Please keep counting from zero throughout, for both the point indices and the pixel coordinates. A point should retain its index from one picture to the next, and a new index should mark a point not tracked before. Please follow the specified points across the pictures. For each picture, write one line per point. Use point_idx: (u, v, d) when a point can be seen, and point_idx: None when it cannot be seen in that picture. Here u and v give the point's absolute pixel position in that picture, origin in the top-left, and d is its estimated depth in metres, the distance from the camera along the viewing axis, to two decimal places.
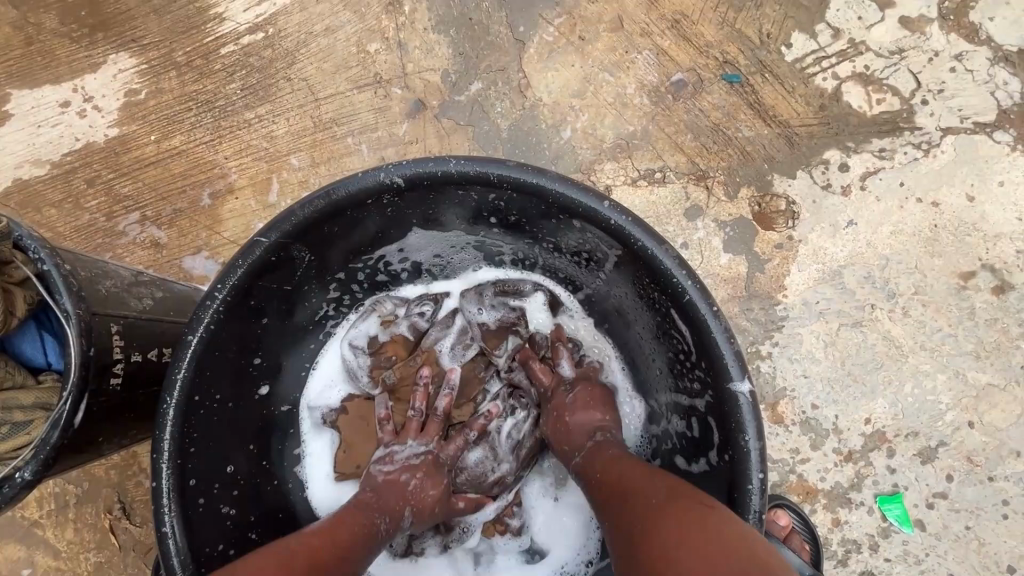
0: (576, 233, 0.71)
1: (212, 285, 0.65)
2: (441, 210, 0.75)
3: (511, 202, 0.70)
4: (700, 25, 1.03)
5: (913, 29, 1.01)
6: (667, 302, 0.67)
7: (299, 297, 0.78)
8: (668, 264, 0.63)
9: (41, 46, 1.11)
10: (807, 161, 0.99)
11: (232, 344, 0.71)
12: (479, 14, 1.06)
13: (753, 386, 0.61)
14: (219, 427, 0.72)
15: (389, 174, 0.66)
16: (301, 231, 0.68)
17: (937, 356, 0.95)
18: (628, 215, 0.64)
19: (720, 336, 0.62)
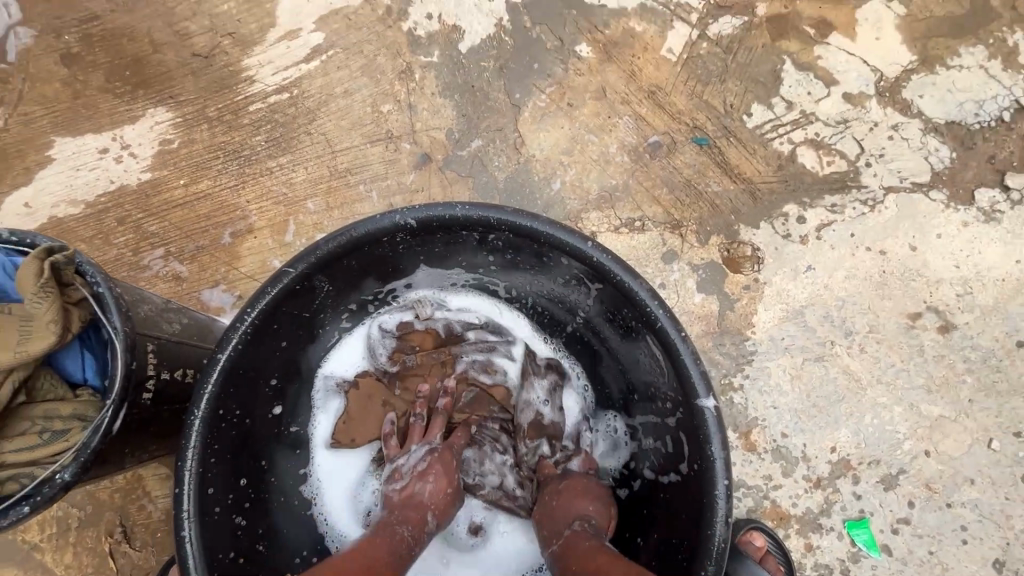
0: (564, 269, 0.81)
1: (242, 308, 0.74)
2: (446, 248, 0.85)
3: (508, 241, 0.81)
4: (673, 96, 1.19)
5: (854, 103, 1.17)
6: (643, 329, 0.76)
7: (314, 324, 0.87)
8: (643, 295, 0.73)
9: (87, 100, 1.24)
10: (769, 214, 1.12)
11: (253, 364, 0.78)
12: (481, 82, 1.21)
13: (717, 402, 0.70)
14: (236, 441, 0.79)
15: (402, 217, 0.76)
16: (324, 263, 0.77)
17: (892, 389, 1.04)
18: (608, 254, 0.74)
19: (688, 358, 0.71)
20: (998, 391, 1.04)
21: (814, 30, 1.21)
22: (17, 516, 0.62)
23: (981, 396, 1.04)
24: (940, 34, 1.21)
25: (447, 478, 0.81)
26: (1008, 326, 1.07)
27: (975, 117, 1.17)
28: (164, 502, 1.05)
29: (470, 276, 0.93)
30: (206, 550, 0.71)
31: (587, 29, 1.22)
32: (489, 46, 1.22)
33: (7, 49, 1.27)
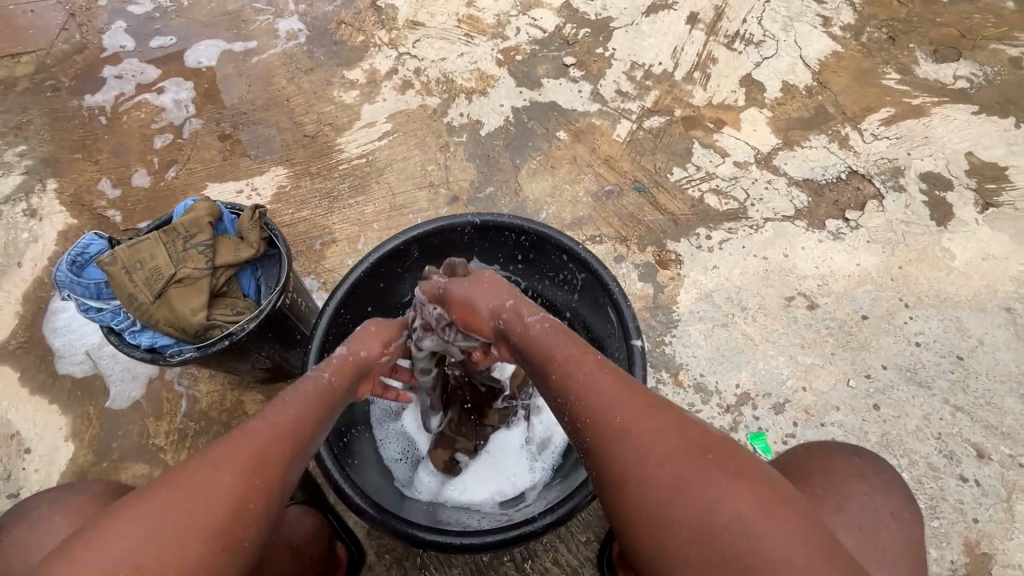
0: (563, 265, 1.29)
1: (370, 252, 1.23)
2: (491, 245, 1.35)
3: (532, 243, 1.30)
4: (620, 162, 1.80)
5: (742, 167, 1.77)
6: (608, 301, 1.21)
7: (400, 281, 1.34)
8: (608, 278, 1.19)
9: (231, 161, 1.87)
10: (686, 233, 1.66)
11: (363, 290, 1.26)
12: (494, 153, 1.83)
13: (643, 342, 1.12)
14: (342, 334, 1.23)
15: (472, 217, 1.26)
16: (421, 236, 1.27)
17: (776, 345, 1.49)
18: (590, 253, 1.22)
19: (630, 317, 1.15)
20: (851, 347, 1.48)
21: (713, 124, 1.85)
22: (220, 347, 1.08)
23: (840, 350, 1.48)
24: (796, 127, 1.84)
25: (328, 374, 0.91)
26: (854, 305, 1.54)
27: (823, 176, 1.75)
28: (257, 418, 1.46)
29: (502, 274, 1.41)
30: None
31: (564, 123, 1.87)
32: (500, 131, 1.87)
33: (184, 130, 1.93)
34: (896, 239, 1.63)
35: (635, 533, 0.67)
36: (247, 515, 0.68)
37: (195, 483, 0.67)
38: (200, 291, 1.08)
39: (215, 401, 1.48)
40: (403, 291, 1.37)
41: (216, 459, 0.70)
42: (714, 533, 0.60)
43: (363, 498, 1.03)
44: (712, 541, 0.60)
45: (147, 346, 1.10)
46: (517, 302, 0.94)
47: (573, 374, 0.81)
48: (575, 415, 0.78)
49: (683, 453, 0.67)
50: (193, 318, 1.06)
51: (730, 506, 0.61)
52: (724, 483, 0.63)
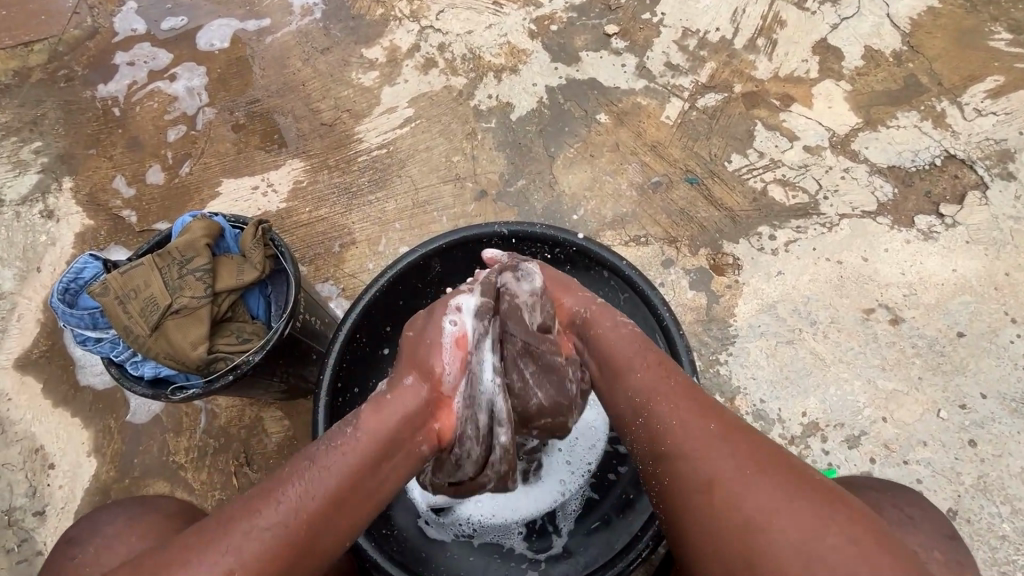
0: (604, 281, 1.13)
1: (384, 270, 1.09)
2: (521, 257, 1.19)
3: (568, 255, 1.14)
4: (670, 149, 1.58)
5: (813, 153, 1.52)
6: (655, 326, 1.05)
7: (422, 298, 1.21)
8: (657, 301, 1.02)
9: (247, 154, 1.75)
10: (746, 233, 1.45)
11: (379, 311, 1.13)
12: (527, 141, 1.64)
13: (697, 378, 0.97)
14: (359, 359, 1.12)
15: (499, 227, 1.12)
16: (442, 250, 1.13)
17: (852, 367, 1.29)
18: (636, 270, 1.05)
19: (681, 346, 0.99)
20: (944, 371, 1.27)
21: (779, 101, 1.59)
22: (224, 381, 0.99)
23: (929, 374, 1.27)
24: (881, 103, 1.56)
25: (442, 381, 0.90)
26: (948, 320, 1.32)
27: (913, 162, 1.49)
28: (277, 437, 1.40)
29: None
30: (329, 421, 1.03)
31: (605, 104, 1.66)
32: (533, 115, 1.67)
33: (198, 120, 1.81)
34: (1002, 240, 1.39)
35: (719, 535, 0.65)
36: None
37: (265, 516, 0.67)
38: (200, 321, 0.99)
39: (234, 417, 1.41)
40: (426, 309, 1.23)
41: (263, 516, 0.67)
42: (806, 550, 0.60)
43: (378, 552, 0.97)
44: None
45: (150, 377, 1.02)
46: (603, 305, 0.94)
47: (663, 391, 0.79)
48: (658, 419, 0.76)
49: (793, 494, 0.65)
50: (194, 353, 0.98)
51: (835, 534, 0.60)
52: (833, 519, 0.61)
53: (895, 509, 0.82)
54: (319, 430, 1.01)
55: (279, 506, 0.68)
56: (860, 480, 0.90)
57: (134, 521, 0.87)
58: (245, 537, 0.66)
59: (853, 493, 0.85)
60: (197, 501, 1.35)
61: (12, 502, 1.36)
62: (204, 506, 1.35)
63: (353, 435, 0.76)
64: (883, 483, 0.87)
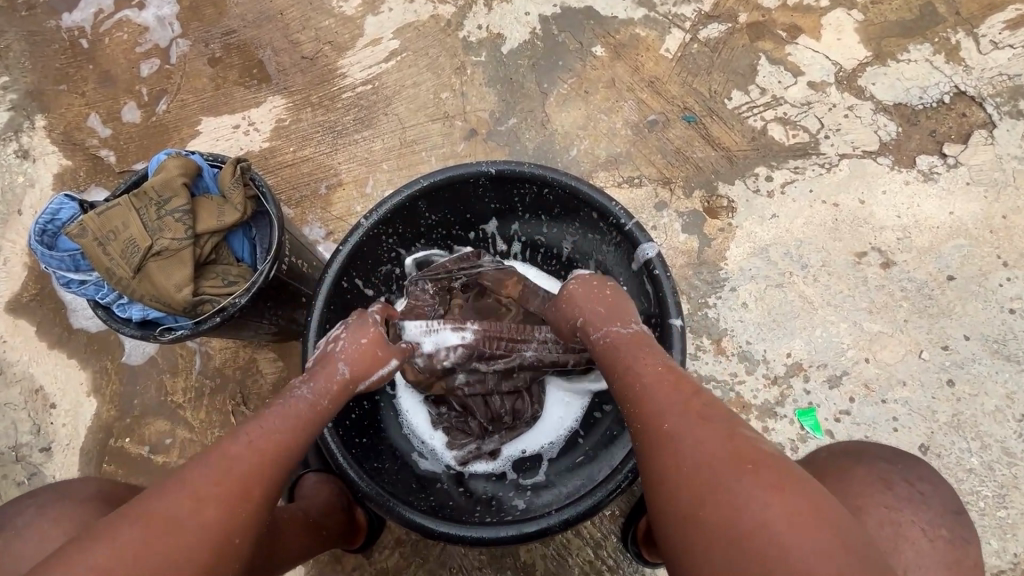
0: (594, 222, 1.10)
1: (363, 213, 1.08)
2: (509, 198, 1.16)
3: (556, 196, 1.10)
4: (668, 85, 1.51)
5: (817, 89, 1.46)
6: (641, 270, 1.02)
7: (410, 239, 1.20)
8: (645, 242, 1.00)
9: (225, 91, 1.67)
10: (742, 174, 1.41)
11: (367, 258, 1.13)
12: (517, 76, 1.56)
13: (683, 321, 0.95)
14: (347, 304, 1.13)
15: (486, 166, 1.08)
16: (427, 191, 1.10)
17: (840, 311, 1.30)
18: (624, 209, 1.02)
19: (668, 289, 0.97)
20: (930, 314, 1.28)
21: (786, 33, 1.50)
22: (213, 323, 0.99)
23: (915, 317, 1.28)
24: (892, 34, 1.48)
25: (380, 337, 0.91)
26: (939, 264, 1.31)
27: (920, 99, 1.42)
28: (271, 376, 1.42)
29: (523, 228, 1.23)
30: None
31: (602, 35, 1.56)
32: (524, 48, 1.58)
33: (171, 54, 1.71)
34: (1003, 180, 1.36)
35: (672, 529, 0.66)
36: (233, 524, 0.70)
37: (232, 450, 0.73)
38: (183, 263, 0.97)
39: (229, 358, 1.44)
40: (415, 253, 1.24)
41: (225, 448, 0.74)
42: (744, 537, 0.59)
43: (370, 484, 0.99)
44: (738, 537, 0.60)
45: (139, 319, 1.01)
46: (588, 317, 0.88)
47: (631, 388, 0.76)
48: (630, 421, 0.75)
49: (742, 468, 0.63)
50: (179, 295, 0.97)
51: (761, 510, 0.60)
52: (762, 497, 0.61)
53: (905, 484, 0.82)
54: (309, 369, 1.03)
55: (251, 436, 0.75)
56: (872, 446, 0.89)
57: (46, 512, 0.83)
58: (225, 467, 0.72)
59: (864, 462, 0.84)
60: (197, 438, 1.39)
61: (18, 439, 1.40)
62: (204, 443, 1.39)
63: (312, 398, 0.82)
64: (894, 454, 0.86)
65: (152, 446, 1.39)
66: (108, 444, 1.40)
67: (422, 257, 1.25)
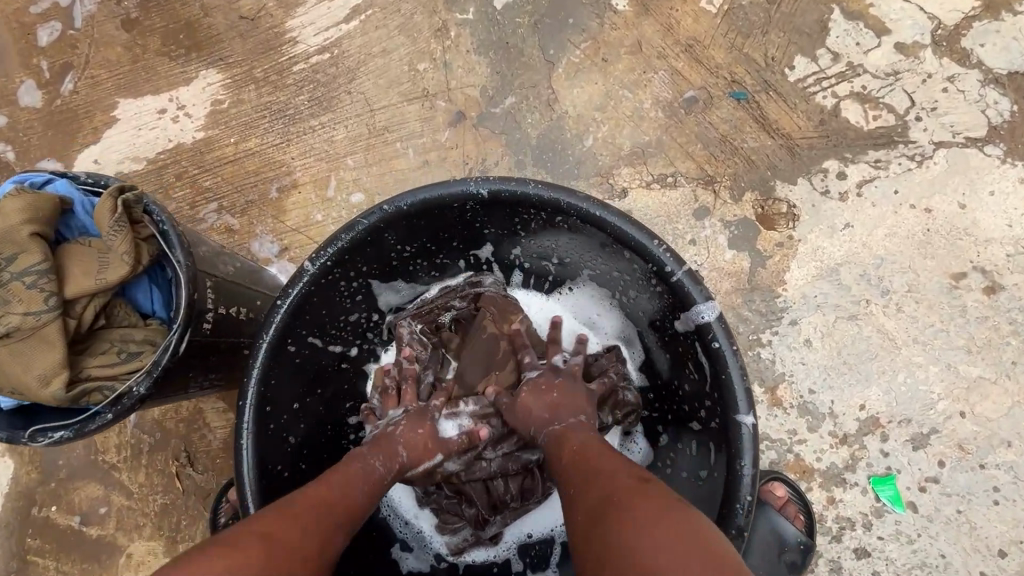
0: (624, 259, 0.81)
1: (307, 256, 0.80)
2: (510, 222, 0.87)
3: (573, 225, 0.81)
4: (711, 49, 1.16)
5: (907, 54, 1.12)
6: (693, 335, 0.74)
7: (383, 276, 0.92)
8: (700, 300, 0.71)
9: (147, 64, 1.32)
10: (807, 170, 1.10)
11: (321, 307, 0.85)
12: (515, 39, 1.21)
13: (756, 420, 0.67)
14: (298, 370, 0.86)
15: (475, 187, 0.79)
16: (395, 219, 0.81)
17: (929, 350, 1.02)
18: (668, 249, 0.72)
19: (735, 371, 0.69)
20: None
21: None
22: (101, 423, 0.71)
23: None
24: None
25: (421, 422, 0.81)
26: None
27: None
28: (221, 431, 1.16)
29: (529, 255, 0.95)
30: (259, 465, 0.78)
31: None
32: (524, 2, 1.22)
33: (74, 15, 1.34)
34: None
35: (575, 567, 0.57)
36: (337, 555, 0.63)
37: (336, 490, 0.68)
38: (50, 345, 0.69)
39: (168, 408, 1.17)
40: (392, 291, 0.96)
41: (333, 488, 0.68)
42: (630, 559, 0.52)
43: None
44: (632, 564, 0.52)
45: (9, 410, 0.74)
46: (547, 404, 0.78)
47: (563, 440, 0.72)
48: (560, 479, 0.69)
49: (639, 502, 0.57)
50: (47, 391, 0.69)
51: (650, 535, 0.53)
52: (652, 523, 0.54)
53: None
54: (246, 478, 0.77)
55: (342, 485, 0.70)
56: None
57: None
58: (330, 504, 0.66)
59: None
60: (135, 507, 1.15)
61: None
62: (145, 512, 1.15)
63: (383, 473, 0.74)
64: None
65: (83, 516, 1.16)
66: (30, 513, 1.16)
67: (401, 293, 0.97)
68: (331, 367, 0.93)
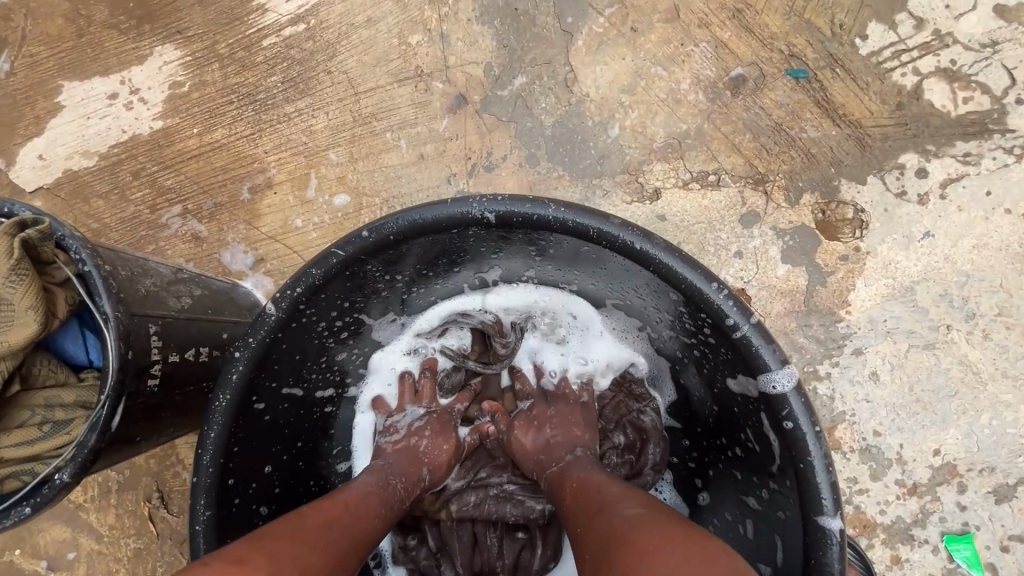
0: (666, 298, 0.66)
1: (273, 296, 0.64)
2: (524, 247, 0.71)
3: (603, 255, 0.65)
4: (765, 15, 0.95)
5: (1009, 19, 0.91)
6: (757, 404, 0.60)
7: (368, 308, 0.76)
8: (773, 365, 0.56)
9: (91, 38, 1.12)
10: (880, 166, 0.91)
11: (294, 352, 0.71)
12: (526, 4, 1.00)
13: (844, 524, 0.55)
14: (267, 427, 0.72)
15: (479, 210, 0.62)
16: (381, 249, 0.65)
17: (1020, 386, 0.87)
18: (733, 297, 0.58)
19: (818, 461, 0.55)
20: None
21: None
22: (20, 516, 0.58)
23: None
24: None
25: (444, 435, 0.78)
26: None
27: None
28: None
29: (543, 279, 0.79)
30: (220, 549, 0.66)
31: None
32: None
33: None
34: None
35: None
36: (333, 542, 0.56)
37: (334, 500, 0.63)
38: None
39: None
40: (382, 322, 0.81)
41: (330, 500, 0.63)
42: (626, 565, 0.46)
43: None
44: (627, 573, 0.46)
45: None
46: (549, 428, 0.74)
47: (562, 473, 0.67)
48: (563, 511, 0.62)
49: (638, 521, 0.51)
50: None
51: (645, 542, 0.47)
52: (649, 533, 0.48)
53: None
54: None
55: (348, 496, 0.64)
56: None
57: None
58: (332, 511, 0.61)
59: None
60: (108, 551, 1.05)
61: None
62: (118, 557, 1.05)
63: (401, 489, 0.70)
64: None
65: (51, 561, 1.05)
66: None
67: (390, 325, 0.82)
68: (310, 414, 0.78)
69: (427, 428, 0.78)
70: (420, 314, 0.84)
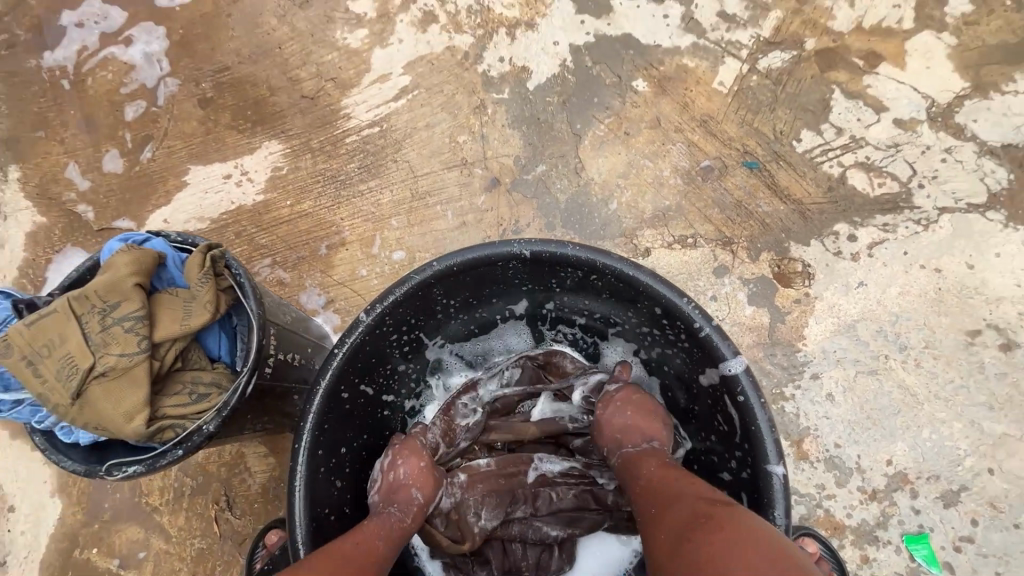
0: (652, 315, 0.89)
1: (365, 307, 0.87)
2: (547, 279, 0.95)
3: (607, 283, 0.89)
4: (724, 124, 1.28)
5: (905, 128, 1.22)
6: (721, 388, 0.81)
7: (426, 327, 1.00)
8: (729, 354, 0.78)
9: (216, 135, 1.48)
10: (819, 232, 1.18)
11: (372, 354, 0.93)
12: (546, 115, 1.35)
13: (786, 470, 0.74)
14: (347, 414, 0.92)
15: (518, 248, 0.87)
16: (446, 276, 0.90)
17: (952, 406, 1.05)
18: (698, 307, 0.81)
19: (764, 424, 0.75)
20: None
21: (863, 60, 1.26)
22: (173, 457, 0.78)
23: None
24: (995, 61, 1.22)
25: (416, 456, 0.88)
26: None
27: None
28: (261, 476, 1.22)
29: (559, 309, 1.02)
30: (308, 502, 0.83)
31: (643, 67, 1.34)
32: (554, 83, 1.36)
33: (158, 94, 1.52)
34: None
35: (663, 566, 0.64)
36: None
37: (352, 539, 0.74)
38: (137, 384, 0.77)
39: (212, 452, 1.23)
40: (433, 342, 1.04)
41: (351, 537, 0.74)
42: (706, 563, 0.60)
43: None
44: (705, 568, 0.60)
45: (88, 444, 0.82)
46: (631, 409, 0.86)
47: (632, 460, 0.80)
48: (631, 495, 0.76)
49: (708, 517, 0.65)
50: (130, 426, 0.76)
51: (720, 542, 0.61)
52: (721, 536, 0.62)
53: None
54: (297, 515, 0.81)
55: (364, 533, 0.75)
56: None
57: None
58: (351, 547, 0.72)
59: None
60: (174, 551, 1.19)
61: None
62: (182, 557, 1.19)
63: (401, 517, 0.80)
64: None
65: (123, 559, 1.20)
66: (73, 555, 1.20)
67: (439, 344, 1.05)
68: (374, 411, 0.99)
69: (397, 452, 0.88)
70: (462, 339, 1.07)
